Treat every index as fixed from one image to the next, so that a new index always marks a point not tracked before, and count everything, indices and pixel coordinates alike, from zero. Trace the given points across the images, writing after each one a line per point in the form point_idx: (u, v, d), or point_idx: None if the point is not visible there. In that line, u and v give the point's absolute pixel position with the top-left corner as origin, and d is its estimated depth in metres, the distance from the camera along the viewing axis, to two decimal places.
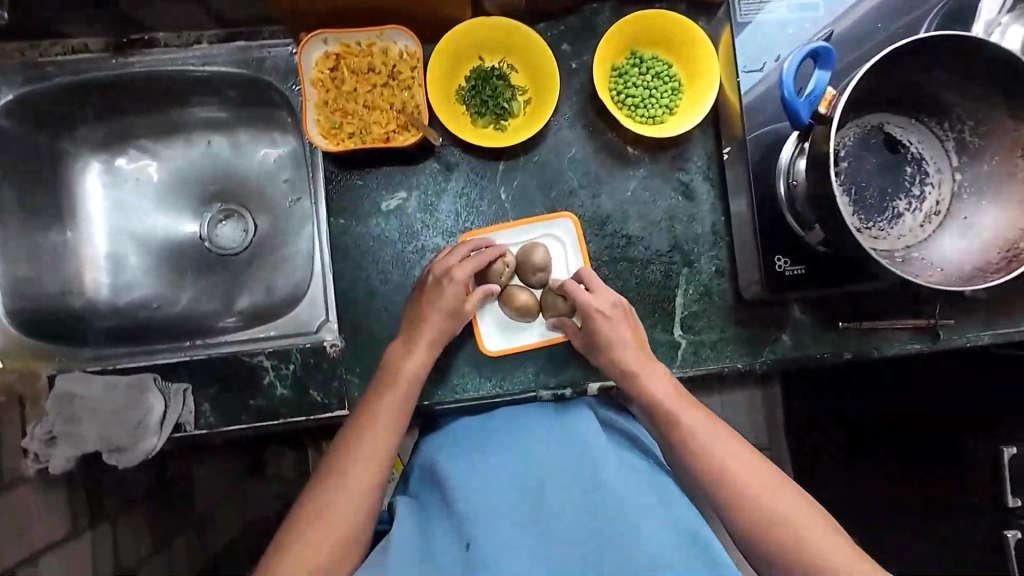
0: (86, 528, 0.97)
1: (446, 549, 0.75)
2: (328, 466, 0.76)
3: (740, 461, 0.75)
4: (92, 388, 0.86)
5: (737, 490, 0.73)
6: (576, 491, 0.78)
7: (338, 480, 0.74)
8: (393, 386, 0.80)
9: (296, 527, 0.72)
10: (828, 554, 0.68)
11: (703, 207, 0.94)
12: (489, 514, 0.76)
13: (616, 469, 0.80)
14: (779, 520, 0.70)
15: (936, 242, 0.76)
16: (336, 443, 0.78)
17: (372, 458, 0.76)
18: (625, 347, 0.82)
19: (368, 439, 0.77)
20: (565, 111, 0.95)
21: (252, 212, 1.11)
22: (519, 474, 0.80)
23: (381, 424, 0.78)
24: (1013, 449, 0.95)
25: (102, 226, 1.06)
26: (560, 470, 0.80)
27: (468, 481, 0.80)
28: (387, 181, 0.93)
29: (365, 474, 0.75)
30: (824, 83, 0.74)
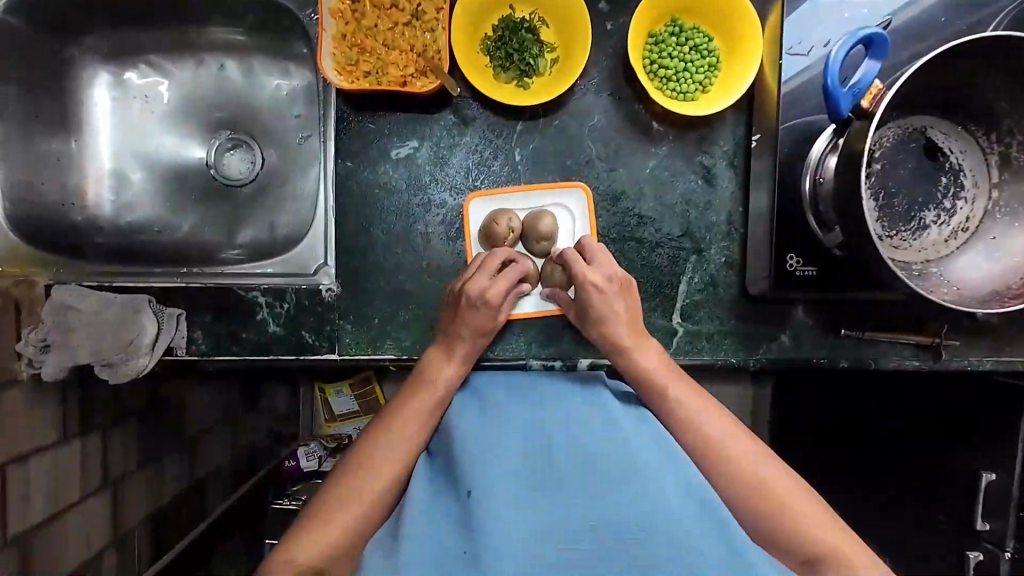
0: (75, 437, 0.99)
1: (447, 505, 0.67)
2: (350, 461, 0.75)
3: (744, 444, 0.75)
4: (87, 302, 0.87)
5: (755, 486, 0.71)
6: (600, 463, 0.68)
7: (360, 477, 0.73)
8: (425, 395, 0.79)
9: (313, 517, 0.70)
10: (826, 543, 0.68)
11: (722, 194, 0.90)
12: (500, 471, 0.67)
13: (635, 437, 0.73)
14: (781, 507, 0.70)
15: (956, 259, 0.73)
16: (361, 442, 0.77)
17: (401, 447, 0.75)
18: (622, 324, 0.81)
19: (395, 442, 0.76)
20: (593, 75, 0.90)
21: (260, 145, 1.08)
22: (526, 431, 0.73)
23: (410, 429, 0.77)
24: (993, 475, 0.97)
25: (108, 141, 1.03)
26: (584, 440, 0.70)
27: (486, 440, 0.72)
28: (400, 128, 0.90)
29: (388, 474, 0.73)
30: (871, 76, 0.69)
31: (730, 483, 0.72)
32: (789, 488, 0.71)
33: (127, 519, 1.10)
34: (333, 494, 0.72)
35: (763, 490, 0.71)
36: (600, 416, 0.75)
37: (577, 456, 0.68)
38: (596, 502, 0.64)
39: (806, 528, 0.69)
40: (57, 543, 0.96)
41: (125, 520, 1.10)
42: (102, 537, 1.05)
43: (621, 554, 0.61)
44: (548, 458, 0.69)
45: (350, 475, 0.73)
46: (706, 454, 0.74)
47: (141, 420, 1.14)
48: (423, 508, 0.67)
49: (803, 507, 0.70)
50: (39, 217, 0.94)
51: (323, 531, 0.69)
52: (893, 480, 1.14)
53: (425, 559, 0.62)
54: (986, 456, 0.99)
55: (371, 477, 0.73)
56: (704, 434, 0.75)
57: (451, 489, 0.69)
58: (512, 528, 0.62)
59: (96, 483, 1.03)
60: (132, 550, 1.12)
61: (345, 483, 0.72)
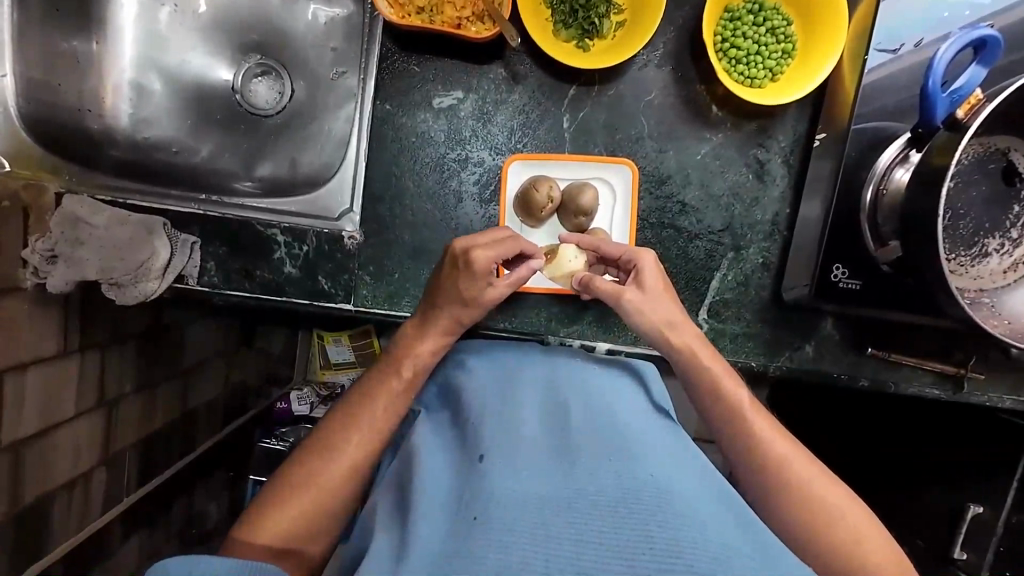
0: (75, 352, 0.97)
1: (456, 471, 0.64)
2: (332, 423, 0.73)
3: (768, 427, 0.71)
4: (98, 217, 0.83)
5: (789, 474, 0.68)
6: (615, 442, 0.62)
7: (330, 454, 0.69)
8: (394, 383, 0.74)
9: (288, 485, 0.68)
10: (849, 537, 0.64)
11: (771, 192, 0.86)
12: (509, 440, 0.64)
13: (654, 429, 0.68)
14: (795, 491, 0.67)
15: (1010, 291, 0.70)
16: (330, 419, 0.74)
17: (381, 413, 0.72)
18: (656, 302, 0.76)
19: (380, 409, 0.73)
20: (657, 46, 0.84)
21: (291, 74, 1.02)
22: (541, 406, 0.71)
23: (381, 406, 0.73)
24: (980, 509, 0.98)
25: (130, 47, 0.96)
26: (597, 421, 0.66)
27: (500, 413, 0.70)
28: (446, 75, 0.84)
29: (358, 454, 0.70)
30: (973, 84, 0.68)
31: (746, 461, 0.70)
32: (807, 472, 0.68)
33: (119, 441, 1.09)
34: (301, 470, 0.69)
35: (779, 475, 0.68)
36: (615, 396, 0.73)
37: (593, 431, 0.64)
38: (613, 472, 0.57)
39: (823, 515, 0.65)
40: (49, 457, 0.95)
41: (118, 441, 1.09)
42: (94, 456, 1.04)
43: (643, 533, 0.51)
44: (564, 432, 0.65)
45: (319, 448, 0.70)
46: (730, 429, 0.72)
47: (141, 344, 1.12)
48: (435, 474, 0.64)
49: (824, 497, 0.66)
50: (52, 120, 0.89)
51: (293, 505, 0.67)
52: (879, 502, 1.15)
53: (432, 524, 0.57)
54: (981, 489, 0.99)
55: (338, 454, 0.69)
56: (730, 401, 0.73)
57: (463, 456, 0.65)
58: (522, 493, 0.55)
59: (91, 402, 1.02)
60: (123, 473, 1.11)
61: (311, 457, 0.70)
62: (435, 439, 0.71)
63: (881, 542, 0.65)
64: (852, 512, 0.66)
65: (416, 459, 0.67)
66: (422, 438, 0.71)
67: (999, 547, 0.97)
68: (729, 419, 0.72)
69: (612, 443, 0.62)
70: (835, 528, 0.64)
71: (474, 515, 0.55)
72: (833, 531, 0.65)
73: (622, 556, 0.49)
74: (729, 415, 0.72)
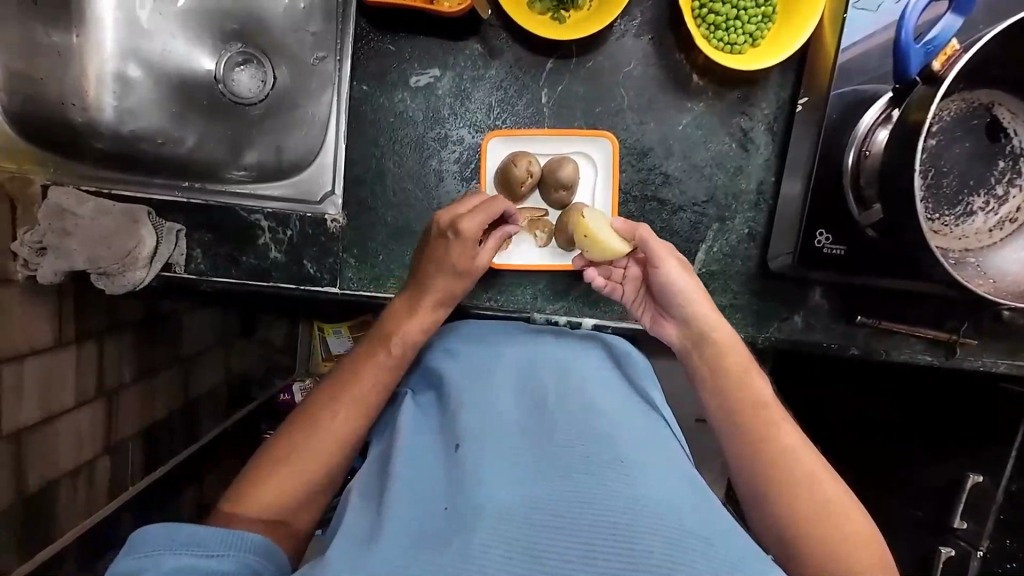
0: (72, 343, 0.99)
1: (435, 458, 0.65)
2: (301, 412, 0.70)
3: (785, 425, 0.70)
4: (85, 207, 0.84)
5: (792, 470, 0.66)
6: (587, 429, 0.62)
7: (307, 434, 0.68)
8: (369, 370, 0.72)
9: (259, 469, 0.66)
10: (835, 531, 0.62)
11: (756, 160, 0.85)
12: (483, 429, 0.65)
13: (629, 415, 0.68)
14: (797, 484, 0.65)
15: (996, 251, 0.69)
16: (301, 409, 0.71)
17: (354, 406, 0.70)
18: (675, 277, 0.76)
19: (348, 398, 0.70)
20: (635, 15, 0.83)
21: (272, 60, 1.01)
22: (523, 397, 0.70)
23: (356, 397, 0.70)
24: (980, 478, 0.98)
25: (110, 36, 0.96)
26: (572, 406, 0.67)
27: (478, 399, 0.70)
28: (421, 53, 0.84)
29: (330, 444, 0.68)
30: (948, 35, 0.64)
31: (742, 445, 0.69)
32: (810, 463, 0.67)
33: (121, 431, 1.11)
34: (282, 452, 0.67)
35: (776, 460, 0.67)
36: (599, 385, 0.72)
37: (569, 421, 0.64)
38: (581, 468, 0.56)
39: (813, 505, 0.63)
40: (51, 445, 0.97)
41: (119, 430, 1.11)
42: (97, 444, 1.06)
43: (609, 520, 0.50)
44: (541, 422, 0.65)
45: (300, 429, 0.68)
46: (744, 415, 0.71)
47: (138, 335, 1.14)
48: (417, 461, 0.65)
49: (824, 491, 0.65)
50: (37, 113, 0.91)
51: (283, 483, 0.65)
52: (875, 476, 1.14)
53: (404, 503, 0.59)
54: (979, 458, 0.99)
55: (319, 437, 0.68)
56: (744, 389, 0.72)
57: (442, 442, 0.67)
58: (492, 482, 0.56)
59: (91, 391, 1.04)
60: (127, 461, 1.14)
61: (293, 438, 0.68)
62: (418, 425, 0.72)
63: (867, 540, 0.62)
64: (845, 507, 0.64)
65: (398, 438, 0.69)
66: (405, 422, 0.72)
67: (999, 514, 0.98)
68: (744, 403, 0.71)
69: (589, 435, 0.61)
70: (821, 518, 0.63)
71: (447, 503, 0.56)
72: (822, 526, 0.62)
73: (580, 540, 0.49)
74: (748, 400, 0.71)
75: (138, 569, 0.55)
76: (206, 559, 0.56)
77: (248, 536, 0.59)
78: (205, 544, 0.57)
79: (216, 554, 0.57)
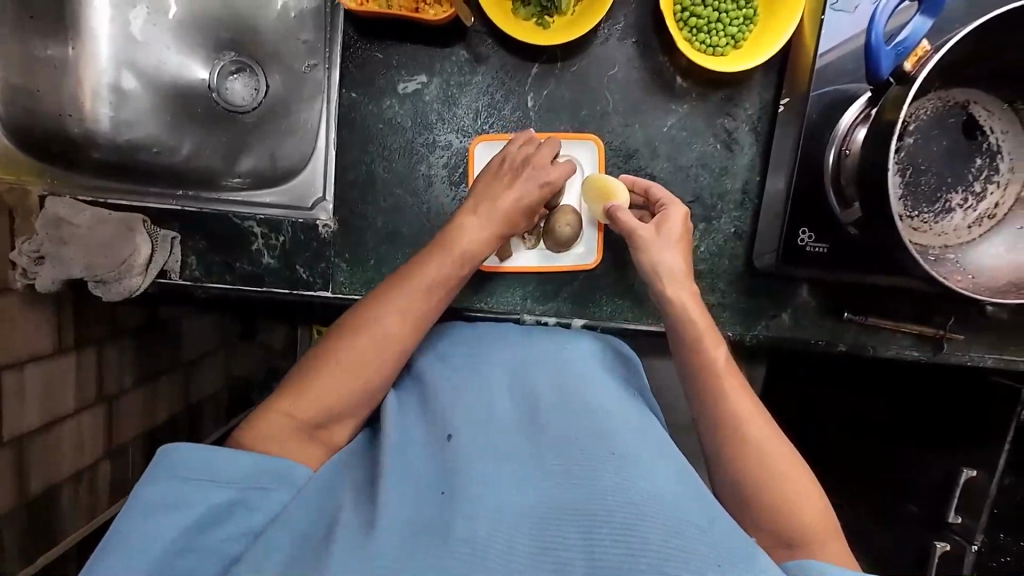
0: (71, 349, 1.00)
1: (428, 450, 0.67)
2: (317, 356, 0.69)
3: (738, 394, 0.71)
4: (81, 217, 0.86)
5: (744, 438, 0.69)
6: (579, 422, 0.65)
7: (325, 380, 0.67)
8: (389, 316, 0.70)
9: (271, 410, 0.66)
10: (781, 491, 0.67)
11: (740, 161, 0.86)
12: (477, 424, 0.68)
13: (620, 403, 0.70)
14: (748, 452, 0.68)
15: (975, 247, 0.70)
16: (317, 352, 0.70)
17: (373, 355, 0.69)
18: (675, 252, 0.77)
19: (366, 346, 0.69)
20: (618, 20, 0.84)
21: (264, 69, 1.03)
22: (514, 392, 0.73)
23: (373, 345, 0.69)
24: (973, 473, 0.97)
25: (104, 48, 0.98)
26: (564, 399, 0.69)
27: (468, 394, 0.72)
28: (409, 60, 0.85)
29: (342, 391, 0.68)
30: (920, 34, 0.65)
31: (714, 433, 0.71)
32: (760, 430, 0.69)
33: (122, 435, 1.13)
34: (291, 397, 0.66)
35: (744, 449, 0.68)
36: (591, 372, 0.75)
37: (562, 415, 0.67)
38: (580, 458, 0.60)
39: (761, 468, 0.67)
40: (52, 450, 0.98)
41: (120, 434, 1.13)
42: (98, 449, 1.08)
43: (606, 509, 0.54)
44: (537, 414, 0.68)
45: (317, 373, 0.68)
46: (699, 387, 0.73)
47: (137, 341, 1.15)
48: (408, 452, 0.68)
49: (771, 454, 0.68)
50: (35, 125, 0.93)
51: (293, 428, 0.66)
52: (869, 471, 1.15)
53: (400, 493, 0.62)
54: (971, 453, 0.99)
55: (335, 383, 0.67)
56: (703, 361, 0.73)
57: (432, 434, 0.69)
58: (489, 476, 0.59)
59: (92, 396, 1.05)
60: (128, 464, 1.15)
61: (309, 382, 0.67)
62: (403, 417, 0.73)
63: (824, 513, 0.67)
64: (795, 472, 0.68)
65: (385, 430, 0.71)
66: (391, 413, 0.73)
67: (993, 509, 0.97)
68: (701, 376, 0.73)
69: (583, 428, 0.64)
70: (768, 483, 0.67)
71: (444, 489, 0.60)
72: (771, 488, 0.67)
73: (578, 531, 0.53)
74: (703, 372, 0.73)
75: (162, 507, 0.57)
76: (245, 493, 0.60)
77: (282, 473, 0.63)
78: (241, 482, 0.60)
79: (252, 487, 0.61)
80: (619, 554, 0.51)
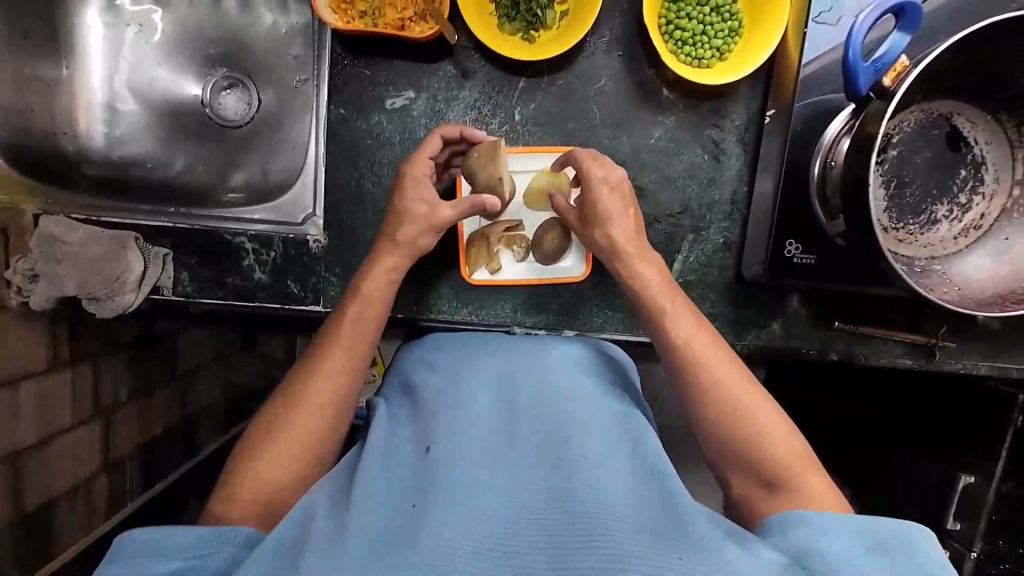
0: (67, 364, 1.01)
1: (407, 457, 0.67)
2: (279, 401, 0.72)
3: (707, 349, 0.70)
4: (75, 235, 0.87)
5: (715, 392, 0.68)
6: (556, 432, 0.65)
7: (289, 422, 0.70)
8: (335, 352, 0.73)
9: (245, 458, 0.68)
10: (758, 442, 0.66)
11: (728, 171, 0.86)
12: (456, 430, 0.67)
13: (600, 412, 0.70)
14: (721, 407, 0.68)
15: (962, 258, 0.70)
16: (278, 399, 0.72)
17: (327, 388, 0.72)
18: (619, 217, 0.74)
19: (320, 384, 0.72)
20: (604, 33, 0.85)
21: (255, 84, 1.04)
22: (495, 400, 0.73)
23: (327, 380, 0.72)
24: (971, 479, 0.96)
25: (98, 67, 0.99)
26: (543, 409, 0.69)
27: (450, 401, 0.72)
28: (396, 76, 0.86)
29: (311, 427, 0.70)
30: (898, 49, 0.65)
31: (697, 403, 0.69)
32: (730, 384, 0.68)
33: (119, 448, 1.14)
34: (251, 462, 0.67)
35: (715, 403, 0.68)
36: (570, 380, 0.75)
37: (540, 426, 0.67)
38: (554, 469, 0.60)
39: (734, 423, 0.67)
40: (48, 464, 0.99)
41: (117, 448, 1.14)
42: (94, 462, 1.09)
43: (576, 517, 0.54)
44: (516, 424, 0.68)
45: (281, 418, 0.70)
46: (667, 349, 0.72)
47: (133, 355, 1.16)
48: (388, 460, 0.67)
49: (743, 406, 0.67)
50: (28, 144, 0.94)
51: (273, 470, 0.67)
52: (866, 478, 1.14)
53: (374, 498, 0.61)
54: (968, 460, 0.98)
55: (300, 423, 0.70)
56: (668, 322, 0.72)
57: (412, 442, 0.69)
58: (462, 480, 0.59)
59: (88, 411, 1.06)
60: (125, 477, 1.16)
61: (274, 428, 0.70)
62: (388, 429, 0.73)
63: (806, 454, 0.66)
64: (770, 421, 0.67)
65: (369, 442, 0.71)
66: (377, 429, 0.73)
67: (991, 515, 0.96)
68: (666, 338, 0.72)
69: (559, 439, 0.64)
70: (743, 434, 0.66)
71: (415, 501, 0.59)
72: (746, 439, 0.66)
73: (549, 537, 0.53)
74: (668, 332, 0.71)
75: None
76: (192, 560, 0.57)
77: (231, 534, 0.59)
78: (187, 548, 0.57)
79: (199, 554, 0.57)
80: (590, 559, 0.50)
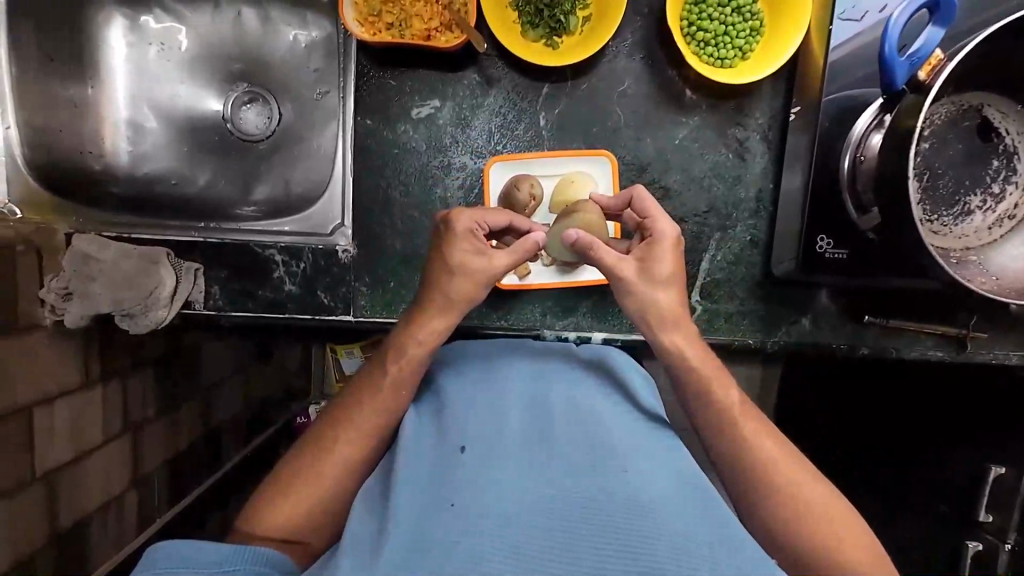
0: (98, 381, 1.02)
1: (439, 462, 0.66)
2: (311, 436, 0.72)
3: (762, 437, 0.69)
4: (107, 253, 0.87)
5: (775, 482, 0.67)
6: (587, 441, 0.64)
7: (320, 458, 0.70)
8: (370, 395, 0.72)
9: (277, 488, 0.70)
10: (819, 532, 0.65)
11: (753, 169, 0.87)
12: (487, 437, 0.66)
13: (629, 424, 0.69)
14: (784, 494, 0.66)
15: (998, 248, 0.71)
16: (312, 431, 0.73)
17: (359, 429, 0.71)
18: (663, 286, 0.72)
19: (352, 424, 0.71)
20: (626, 36, 0.86)
21: (275, 98, 1.05)
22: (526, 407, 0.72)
23: (362, 419, 0.71)
24: (1001, 470, 0.97)
25: (124, 87, 1.01)
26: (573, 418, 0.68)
27: (480, 408, 0.71)
28: (421, 86, 0.87)
29: (340, 463, 0.70)
30: (933, 43, 0.66)
31: (756, 490, 0.67)
32: (789, 472, 0.67)
33: (147, 464, 1.14)
34: (281, 493, 0.69)
35: (776, 491, 0.66)
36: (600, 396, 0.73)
37: (572, 434, 0.65)
38: (586, 477, 0.58)
39: (797, 512, 0.66)
40: (81, 482, 1.00)
41: (146, 464, 1.14)
42: (124, 479, 1.09)
43: (613, 529, 0.53)
44: (545, 431, 0.66)
45: (312, 452, 0.71)
46: (720, 435, 0.70)
47: (160, 370, 1.17)
48: (420, 465, 0.66)
49: (805, 495, 0.66)
50: (55, 164, 0.94)
51: (302, 499, 0.68)
52: None
53: (409, 505, 0.61)
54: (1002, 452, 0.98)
55: (330, 459, 0.70)
56: (718, 401, 0.70)
57: (443, 445, 0.68)
58: (497, 488, 0.58)
59: (118, 427, 1.07)
60: (154, 493, 1.16)
61: (304, 463, 0.70)
62: (419, 433, 0.72)
63: (869, 547, 0.65)
64: (830, 507, 0.66)
65: (400, 445, 0.70)
66: (407, 435, 0.72)
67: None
68: (718, 419, 0.70)
69: (592, 448, 0.63)
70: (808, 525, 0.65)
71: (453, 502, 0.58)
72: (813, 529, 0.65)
73: (585, 547, 0.52)
74: (721, 415, 0.70)
75: None
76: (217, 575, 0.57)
77: (258, 551, 0.60)
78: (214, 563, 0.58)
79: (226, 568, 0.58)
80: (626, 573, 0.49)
